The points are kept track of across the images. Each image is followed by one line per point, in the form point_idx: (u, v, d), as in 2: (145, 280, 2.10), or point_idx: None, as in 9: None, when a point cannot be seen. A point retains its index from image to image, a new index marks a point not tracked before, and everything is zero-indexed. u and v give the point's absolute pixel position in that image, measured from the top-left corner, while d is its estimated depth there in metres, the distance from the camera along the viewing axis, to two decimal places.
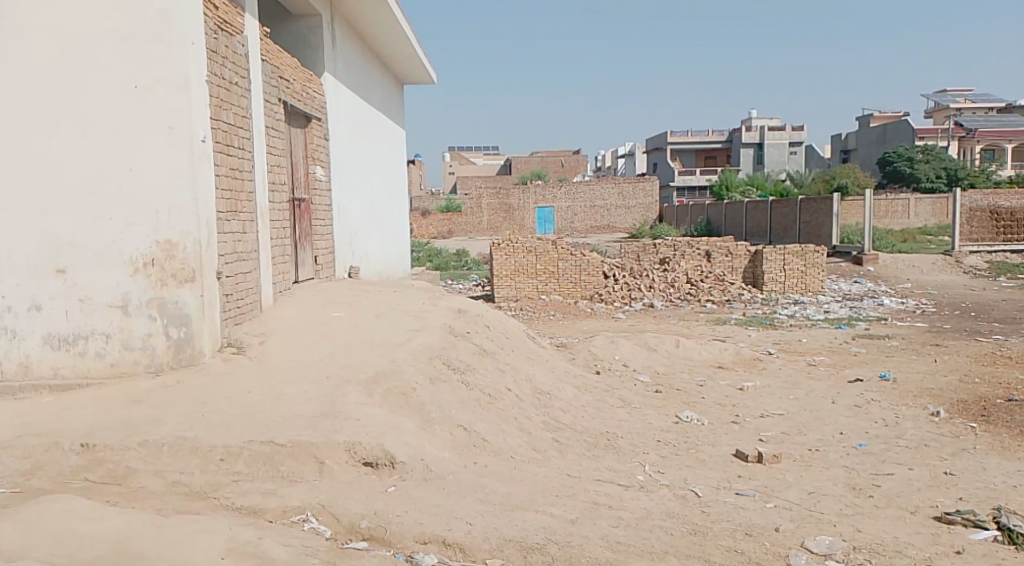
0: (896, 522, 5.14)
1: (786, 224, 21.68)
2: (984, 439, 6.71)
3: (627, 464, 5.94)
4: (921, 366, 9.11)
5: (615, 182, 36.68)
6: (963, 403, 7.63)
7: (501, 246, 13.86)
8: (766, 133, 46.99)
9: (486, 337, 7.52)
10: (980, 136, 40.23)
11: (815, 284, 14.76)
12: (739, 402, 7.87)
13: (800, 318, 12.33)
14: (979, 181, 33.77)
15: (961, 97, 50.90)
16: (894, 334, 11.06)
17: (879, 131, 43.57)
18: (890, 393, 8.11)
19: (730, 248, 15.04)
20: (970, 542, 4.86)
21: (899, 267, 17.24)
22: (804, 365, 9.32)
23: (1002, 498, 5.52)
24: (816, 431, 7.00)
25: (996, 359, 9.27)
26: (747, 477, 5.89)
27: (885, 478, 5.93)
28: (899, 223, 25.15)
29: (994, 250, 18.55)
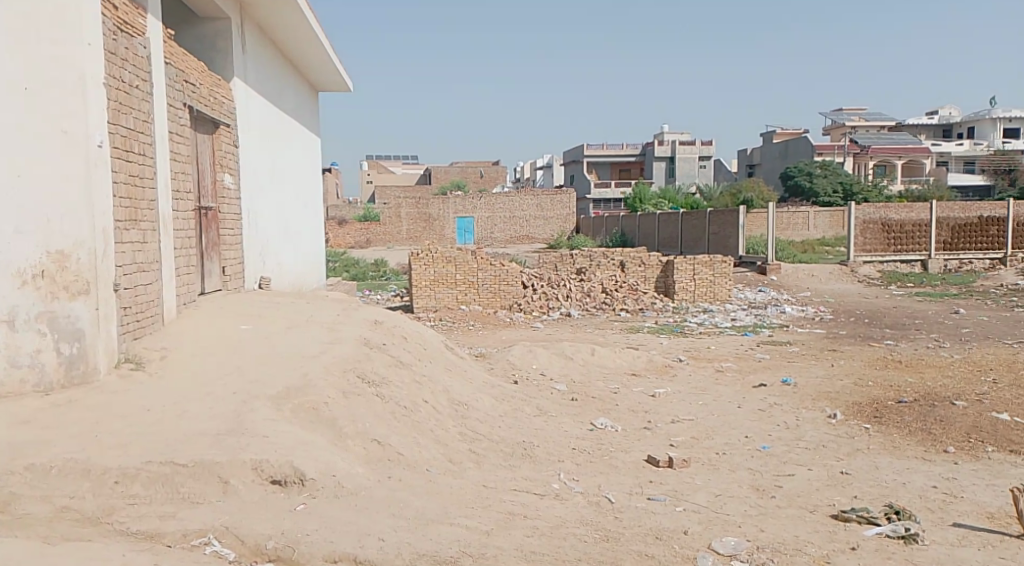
0: (797, 521, 5.36)
1: (696, 236, 22.34)
2: (877, 439, 7.06)
3: (542, 473, 5.99)
4: (819, 371, 9.52)
5: (534, 194, 37.06)
6: (858, 406, 8.02)
7: (420, 256, 13.75)
8: (678, 147, 48.32)
9: (402, 349, 7.46)
10: (873, 152, 42.55)
11: (722, 292, 15.24)
12: (651, 408, 8.05)
13: (710, 326, 12.71)
14: (872, 196, 35.60)
15: (856, 115, 53.70)
16: (795, 340, 11.54)
17: (782, 146, 45.45)
18: (791, 397, 8.45)
19: (643, 259, 15.43)
20: (864, 538, 5.11)
21: (799, 277, 18.00)
22: (712, 371, 9.61)
23: (892, 496, 5.83)
24: (723, 435, 7.23)
25: (887, 363, 9.77)
26: (658, 482, 6.02)
27: (787, 479, 6.17)
28: (800, 235, 26.27)
29: (886, 261, 19.58)
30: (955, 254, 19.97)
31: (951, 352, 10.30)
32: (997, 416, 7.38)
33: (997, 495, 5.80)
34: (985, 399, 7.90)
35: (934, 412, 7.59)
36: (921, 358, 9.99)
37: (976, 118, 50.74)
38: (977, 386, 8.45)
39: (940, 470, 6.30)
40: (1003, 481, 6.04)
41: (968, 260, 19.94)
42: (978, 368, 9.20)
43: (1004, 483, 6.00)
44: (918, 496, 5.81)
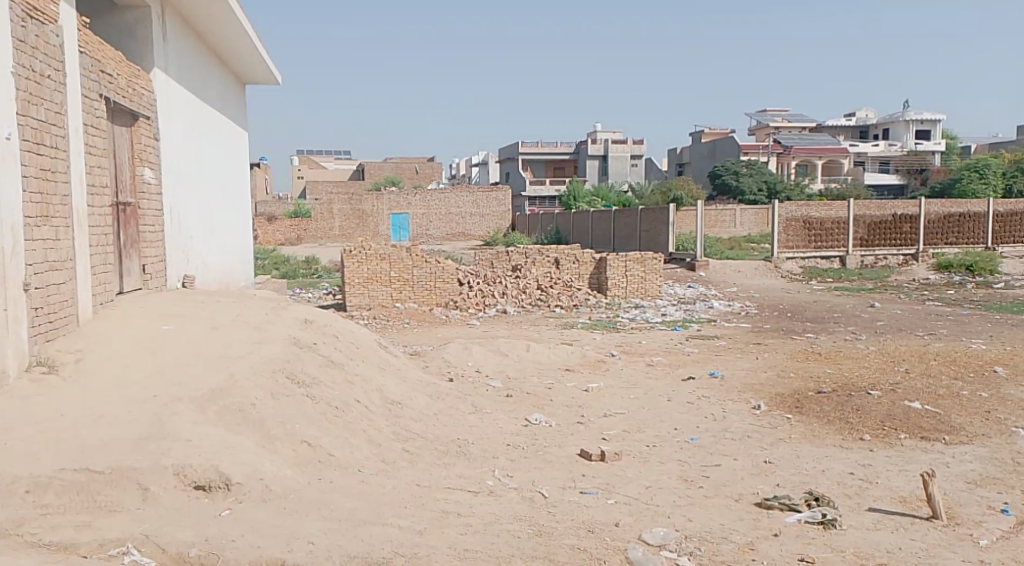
0: (724, 510, 5.50)
1: (628, 233, 22.69)
2: (798, 429, 7.31)
3: (476, 470, 6.00)
4: (745, 364, 9.79)
5: (469, 190, 37.01)
6: (781, 397, 8.28)
7: (352, 253, 13.57)
8: (610, 145, 48.93)
9: (333, 347, 7.37)
10: (795, 153, 43.89)
11: (653, 288, 15.52)
12: (585, 402, 8.15)
13: (641, 321, 12.93)
14: (795, 195, 36.87)
15: (780, 116, 55.36)
16: (723, 334, 11.85)
17: (710, 145, 46.47)
18: (719, 389, 8.68)
19: (577, 256, 15.58)
20: (786, 524, 5.29)
21: (726, 273, 18.48)
22: (643, 365, 9.78)
23: (813, 483, 6.04)
24: (654, 428, 7.38)
25: (808, 355, 10.12)
26: (591, 475, 6.10)
27: (714, 470, 6.32)
28: (727, 232, 26.95)
29: (807, 257, 20.25)
30: (872, 250, 20.80)
31: (868, 344, 10.72)
32: (909, 404, 7.72)
33: (909, 480, 6.08)
34: (899, 389, 8.26)
35: (852, 402, 7.89)
36: (840, 350, 10.36)
37: (890, 120, 52.82)
38: (891, 376, 8.82)
39: (858, 458, 6.56)
40: (915, 466, 6.34)
41: (882, 256, 20.78)
42: (893, 359, 9.61)
43: (916, 469, 6.29)
44: (837, 483, 6.03)
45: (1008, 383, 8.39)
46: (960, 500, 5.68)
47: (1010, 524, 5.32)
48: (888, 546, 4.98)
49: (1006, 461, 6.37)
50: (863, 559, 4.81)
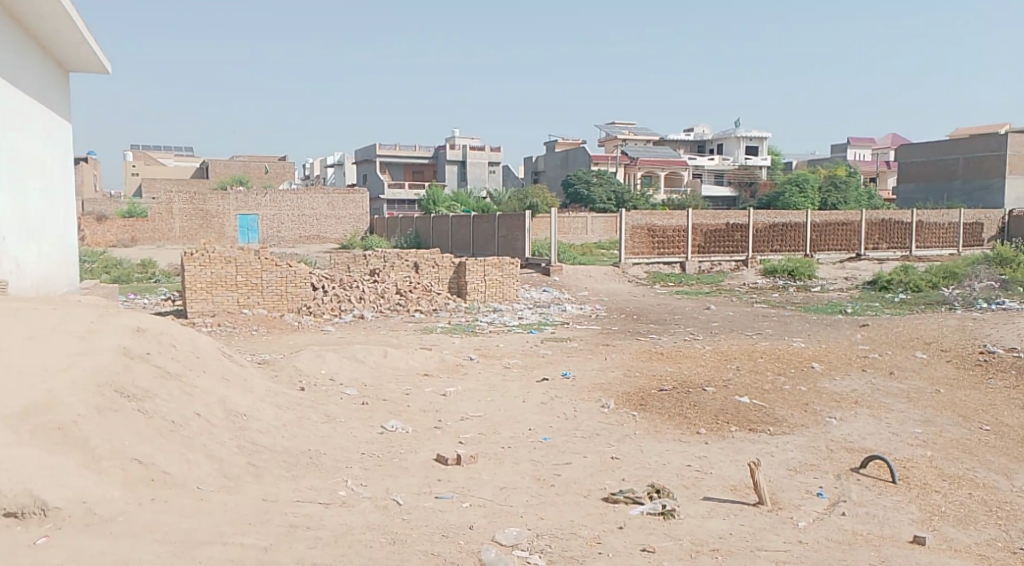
0: (572, 506, 5.70)
1: (486, 238, 22.96)
2: (642, 425, 7.66)
3: (328, 481, 5.89)
4: (594, 364, 10.16)
5: (324, 192, 36.21)
6: (627, 395, 8.66)
7: (194, 256, 12.95)
8: (468, 151, 49.32)
9: (171, 358, 7.00)
10: (642, 164, 46.03)
11: (511, 292, 15.76)
12: (442, 407, 8.16)
13: (498, 325, 13.12)
14: (642, 204, 38.75)
15: (627, 129, 57.89)
16: (575, 335, 12.25)
17: (563, 155, 47.87)
18: (570, 389, 8.95)
19: (436, 261, 15.60)
20: (631, 517, 5.54)
21: (579, 277, 19.10)
22: (499, 368, 9.93)
23: (655, 476, 6.35)
24: (508, 429, 7.50)
25: (652, 355, 10.64)
26: (446, 480, 6.12)
27: (565, 468, 6.51)
28: (580, 238, 27.85)
29: (651, 263, 21.34)
30: (707, 257, 22.19)
31: (704, 343, 11.41)
32: (740, 399, 8.28)
33: (739, 469, 6.53)
34: (730, 385, 8.85)
35: (690, 398, 8.38)
36: (679, 350, 10.96)
37: (724, 135, 56.46)
38: (725, 373, 9.44)
39: (695, 450, 6.96)
40: (745, 456, 6.82)
41: (717, 262, 22.24)
42: (726, 357, 10.27)
43: (745, 458, 6.76)
44: (676, 475, 6.38)
45: (823, 378, 9.18)
46: (783, 486, 6.17)
47: (825, 506, 5.83)
48: (721, 532, 5.33)
49: (822, 449, 6.98)
50: (698, 546, 5.12)
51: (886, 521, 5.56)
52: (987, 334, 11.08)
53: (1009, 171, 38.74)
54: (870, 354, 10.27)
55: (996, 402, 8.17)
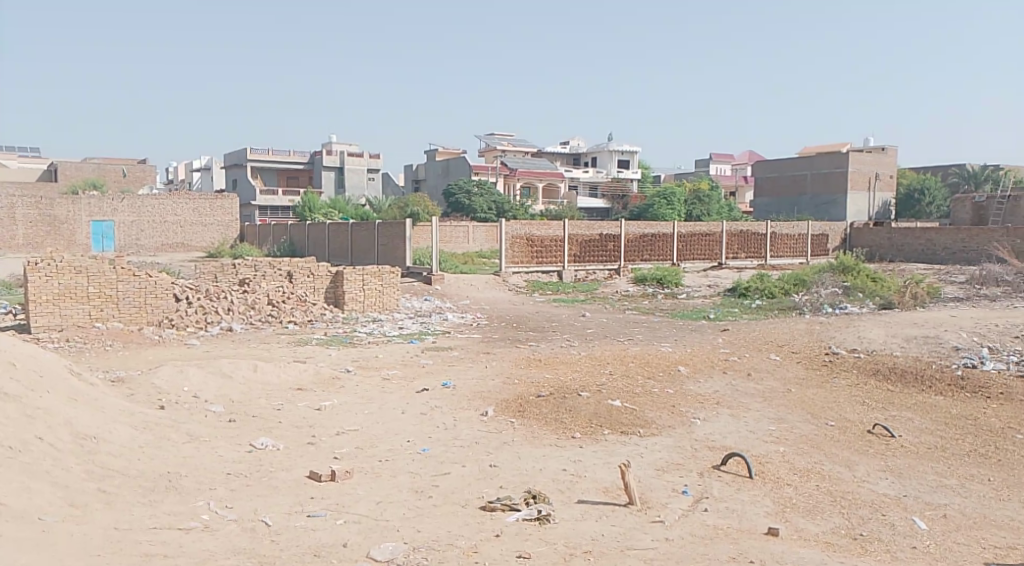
0: (448, 517, 5.69)
1: (364, 246, 22.66)
2: (520, 432, 7.75)
3: (189, 504, 5.65)
4: (473, 373, 10.20)
5: (189, 197, 34.73)
6: (507, 402, 8.75)
7: (39, 266, 12.11)
8: (346, 158, 48.62)
9: (11, 378, 6.52)
10: (520, 174, 46.68)
11: (391, 302, 15.61)
12: (316, 422, 7.98)
13: (378, 335, 12.96)
14: (521, 214, 39.39)
15: (506, 139, 58.66)
16: (455, 344, 12.27)
17: (444, 164, 47.91)
18: (449, 399, 8.95)
19: (311, 270, 15.27)
20: (507, 524, 5.60)
21: (459, 286, 19.17)
22: (378, 380, 9.80)
23: (531, 481, 6.45)
24: (386, 442, 7.41)
25: (530, 362, 10.81)
26: (319, 497, 5.98)
27: (442, 478, 6.48)
28: (461, 247, 27.98)
29: (530, 272, 21.51)
30: (583, 266, 22.62)
31: (580, 350, 11.70)
32: (612, 403, 8.54)
33: (611, 471, 6.72)
34: (604, 389, 9.11)
35: (566, 403, 8.56)
36: (557, 357, 11.18)
37: (598, 149, 58.24)
38: (598, 378, 9.71)
39: (570, 454, 7.11)
40: (617, 458, 7.03)
41: (592, 271, 22.68)
42: (600, 363, 10.57)
43: (617, 461, 6.97)
44: (552, 480, 6.50)
45: (688, 380, 9.61)
46: (651, 486, 6.40)
47: (690, 503, 6.09)
48: (593, 534, 5.48)
49: (688, 448, 7.29)
50: (571, 549, 5.24)
51: (745, 515, 5.86)
52: (832, 336, 11.96)
53: (850, 187, 42.43)
54: (731, 357, 10.84)
55: (839, 399, 8.82)
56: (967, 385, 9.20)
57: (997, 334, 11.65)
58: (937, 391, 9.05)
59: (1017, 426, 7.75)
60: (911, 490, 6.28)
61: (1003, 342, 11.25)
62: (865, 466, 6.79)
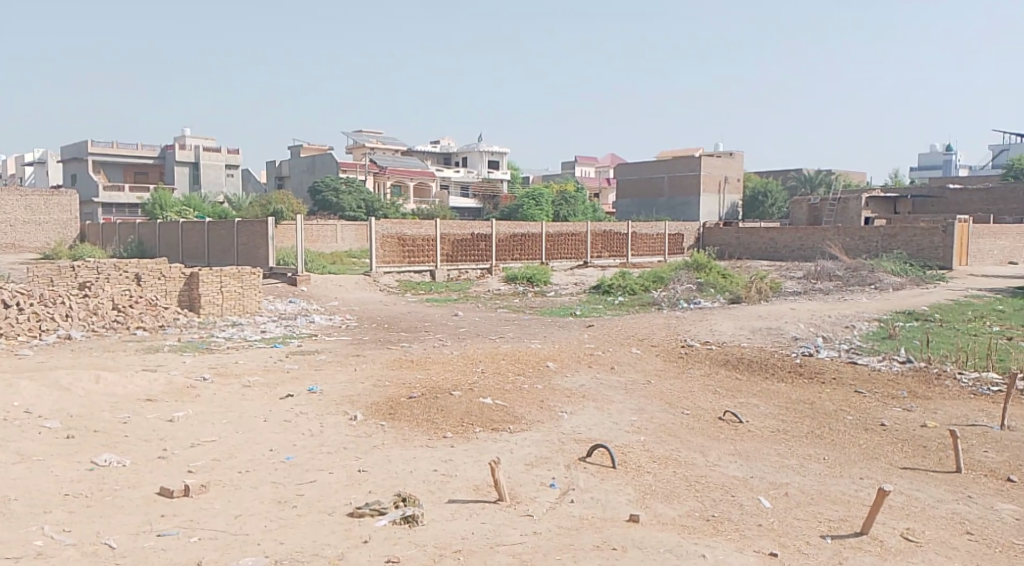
0: (312, 526, 5.59)
1: (222, 246, 21.74)
2: (390, 435, 7.70)
3: (22, 531, 5.28)
4: (342, 376, 10.02)
5: (21, 194, 32.25)
6: (376, 405, 8.66)
7: None
8: (201, 153, 46.48)
9: None
10: (390, 173, 46.17)
11: (252, 305, 15.09)
12: (168, 434, 7.62)
13: (238, 340, 12.50)
14: (392, 212, 39.05)
15: (374, 137, 57.91)
16: (322, 348, 12.01)
17: (309, 161, 46.74)
18: (316, 404, 8.76)
19: (162, 271, 14.54)
20: (375, 529, 5.56)
21: (326, 287, 18.76)
22: (238, 387, 9.44)
23: (400, 484, 6.42)
24: (246, 452, 7.18)
25: (402, 363, 10.75)
26: (172, 514, 5.73)
27: (307, 487, 6.34)
28: (329, 246, 27.39)
29: (403, 271, 21.46)
30: (455, 265, 22.83)
31: (451, 349, 11.73)
32: (484, 401, 8.64)
33: (481, 469, 6.80)
34: (476, 388, 9.19)
35: (437, 403, 8.57)
36: (428, 357, 11.18)
37: (467, 149, 58.59)
38: (470, 376, 9.79)
39: (440, 454, 7.13)
40: (487, 456, 7.11)
41: (464, 270, 22.94)
42: (471, 361, 10.65)
43: (487, 458, 7.06)
44: (421, 481, 6.50)
45: (556, 376, 9.84)
46: (520, 480, 6.53)
47: (557, 496, 6.26)
48: (463, 533, 5.53)
49: (555, 442, 7.48)
50: (441, 549, 5.28)
51: (608, 504, 6.09)
52: (687, 329, 12.58)
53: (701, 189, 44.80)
54: (595, 352, 11.19)
55: (694, 388, 9.30)
56: (806, 371, 9.95)
57: (830, 324, 12.65)
58: (781, 378, 9.72)
59: (848, 408, 8.44)
60: (758, 471, 6.72)
61: (835, 332, 12.21)
62: (716, 451, 7.20)
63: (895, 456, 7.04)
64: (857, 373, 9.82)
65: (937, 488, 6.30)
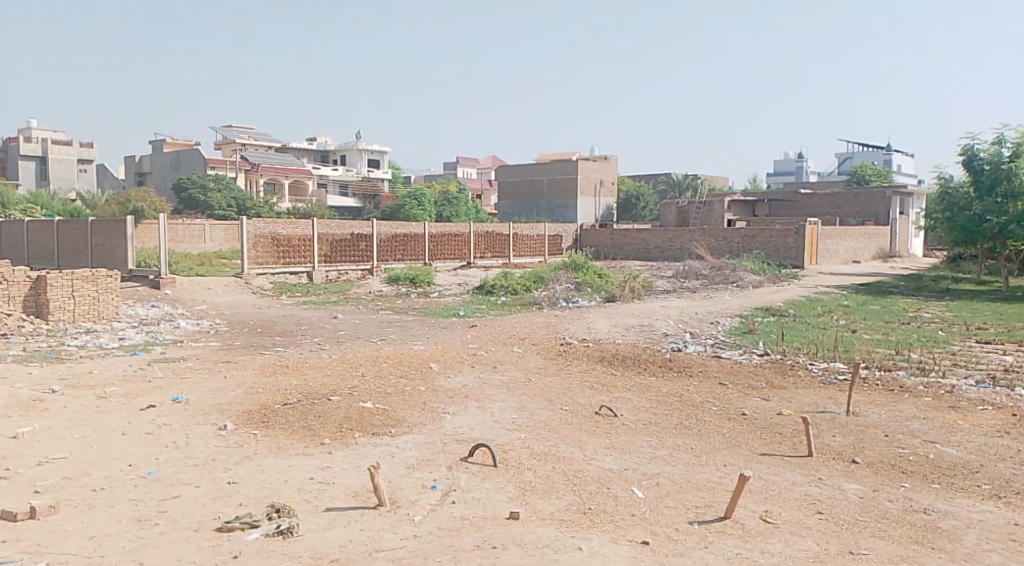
0: (176, 544, 5.37)
1: (75, 248, 20.36)
2: (263, 444, 7.47)
3: None
4: (211, 385, 9.62)
5: None
6: (247, 414, 8.38)
7: None
8: (50, 147, 43.51)
9: None
10: (263, 170, 44.69)
11: (109, 310, 14.24)
12: (11, 452, 7.09)
13: (93, 348, 11.77)
14: (265, 211, 37.62)
15: (245, 133, 55.93)
16: (189, 355, 11.50)
17: (173, 157, 44.63)
18: (181, 414, 8.39)
19: (4, 275, 13.50)
20: (247, 543, 5.39)
21: (194, 290, 17.97)
22: (93, 399, 8.90)
23: (274, 495, 6.26)
24: (102, 469, 6.78)
25: (276, 369, 10.44)
26: (17, 539, 5.35)
27: (171, 503, 6.07)
28: (196, 247, 26.26)
29: (277, 273, 20.82)
30: (334, 266, 22.37)
31: (330, 353, 11.50)
32: (363, 405, 8.53)
33: (360, 474, 6.71)
34: (355, 392, 9.06)
35: (314, 409, 8.39)
36: (305, 361, 10.92)
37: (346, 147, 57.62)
38: (349, 381, 9.63)
39: (317, 462, 6.99)
40: (366, 461, 7.02)
41: (344, 271, 22.55)
42: (351, 365, 10.50)
43: (366, 463, 6.97)
44: (296, 490, 6.35)
45: (438, 377, 9.84)
46: (401, 484, 6.49)
47: (437, 497, 6.27)
48: (341, 541, 5.45)
49: (436, 444, 7.48)
50: (317, 559, 5.19)
51: (488, 502, 6.15)
52: (565, 328, 12.86)
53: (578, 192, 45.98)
54: (477, 352, 11.25)
55: (572, 384, 9.54)
56: (675, 365, 10.41)
57: (697, 321, 13.28)
58: (652, 372, 10.13)
59: (714, 400, 8.89)
60: (631, 462, 6.97)
61: (702, 328, 12.82)
62: (592, 445, 7.41)
63: (755, 444, 7.47)
64: (721, 366, 10.37)
65: (792, 472, 6.74)
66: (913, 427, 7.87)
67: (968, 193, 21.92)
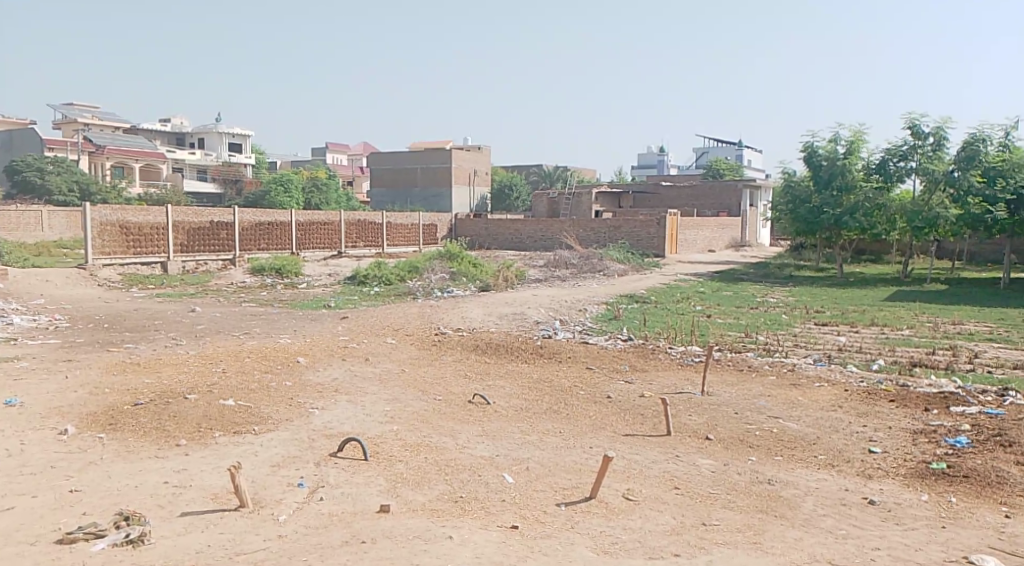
0: (8, 562, 4.92)
1: None
2: (111, 448, 6.97)
3: None
4: (50, 386, 8.87)
5: None
6: (93, 416, 7.80)
7: None
8: None
9: None
10: (110, 153, 41.73)
11: None
12: None
13: None
14: (112, 198, 34.92)
15: (90, 112, 52.10)
16: (24, 354, 10.56)
17: (5, 137, 41.06)
18: (16, 419, 7.68)
19: None
20: (91, 554, 5.01)
21: (31, 283, 16.56)
22: None
23: (122, 502, 5.84)
24: None
25: (125, 367, 9.76)
26: None
27: (4, 516, 5.55)
28: (33, 235, 24.30)
29: (126, 263, 19.56)
30: (192, 256, 21.23)
31: (187, 349, 10.87)
32: (223, 403, 8.13)
33: (220, 475, 6.38)
34: (215, 389, 8.62)
35: (169, 409, 7.92)
36: (158, 359, 10.27)
37: (204, 130, 54.83)
38: (209, 378, 9.14)
39: (172, 464, 6.59)
40: (226, 461, 6.69)
41: (202, 262, 21.50)
42: (210, 361, 9.99)
43: (227, 464, 6.64)
44: (148, 496, 5.95)
45: (306, 371, 9.53)
46: (264, 483, 6.23)
47: (304, 495, 6.05)
48: (196, 547, 5.16)
49: (303, 440, 7.23)
50: None
51: (357, 497, 6.01)
52: (439, 317, 12.79)
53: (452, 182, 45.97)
54: (349, 344, 10.98)
55: (445, 374, 9.49)
56: (545, 352, 10.57)
57: (566, 308, 13.54)
58: (524, 359, 10.23)
59: (582, 384, 9.08)
60: (502, 449, 7.00)
61: (571, 315, 13.08)
62: (464, 434, 7.40)
63: (619, 425, 7.69)
64: (589, 351, 10.62)
65: (652, 451, 6.98)
66: (761, 404, 8.35)
67: (808, 187, 23.59)
